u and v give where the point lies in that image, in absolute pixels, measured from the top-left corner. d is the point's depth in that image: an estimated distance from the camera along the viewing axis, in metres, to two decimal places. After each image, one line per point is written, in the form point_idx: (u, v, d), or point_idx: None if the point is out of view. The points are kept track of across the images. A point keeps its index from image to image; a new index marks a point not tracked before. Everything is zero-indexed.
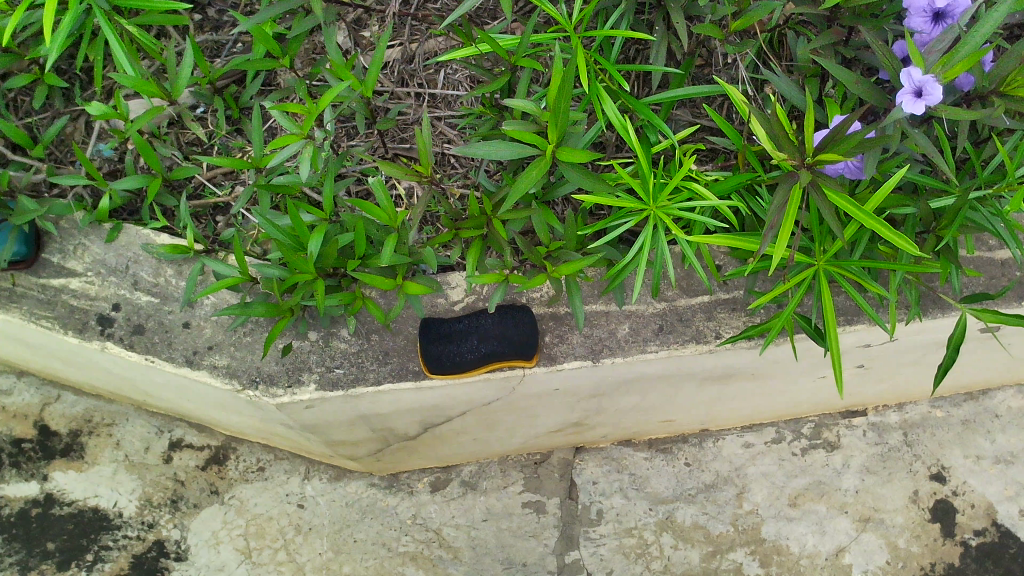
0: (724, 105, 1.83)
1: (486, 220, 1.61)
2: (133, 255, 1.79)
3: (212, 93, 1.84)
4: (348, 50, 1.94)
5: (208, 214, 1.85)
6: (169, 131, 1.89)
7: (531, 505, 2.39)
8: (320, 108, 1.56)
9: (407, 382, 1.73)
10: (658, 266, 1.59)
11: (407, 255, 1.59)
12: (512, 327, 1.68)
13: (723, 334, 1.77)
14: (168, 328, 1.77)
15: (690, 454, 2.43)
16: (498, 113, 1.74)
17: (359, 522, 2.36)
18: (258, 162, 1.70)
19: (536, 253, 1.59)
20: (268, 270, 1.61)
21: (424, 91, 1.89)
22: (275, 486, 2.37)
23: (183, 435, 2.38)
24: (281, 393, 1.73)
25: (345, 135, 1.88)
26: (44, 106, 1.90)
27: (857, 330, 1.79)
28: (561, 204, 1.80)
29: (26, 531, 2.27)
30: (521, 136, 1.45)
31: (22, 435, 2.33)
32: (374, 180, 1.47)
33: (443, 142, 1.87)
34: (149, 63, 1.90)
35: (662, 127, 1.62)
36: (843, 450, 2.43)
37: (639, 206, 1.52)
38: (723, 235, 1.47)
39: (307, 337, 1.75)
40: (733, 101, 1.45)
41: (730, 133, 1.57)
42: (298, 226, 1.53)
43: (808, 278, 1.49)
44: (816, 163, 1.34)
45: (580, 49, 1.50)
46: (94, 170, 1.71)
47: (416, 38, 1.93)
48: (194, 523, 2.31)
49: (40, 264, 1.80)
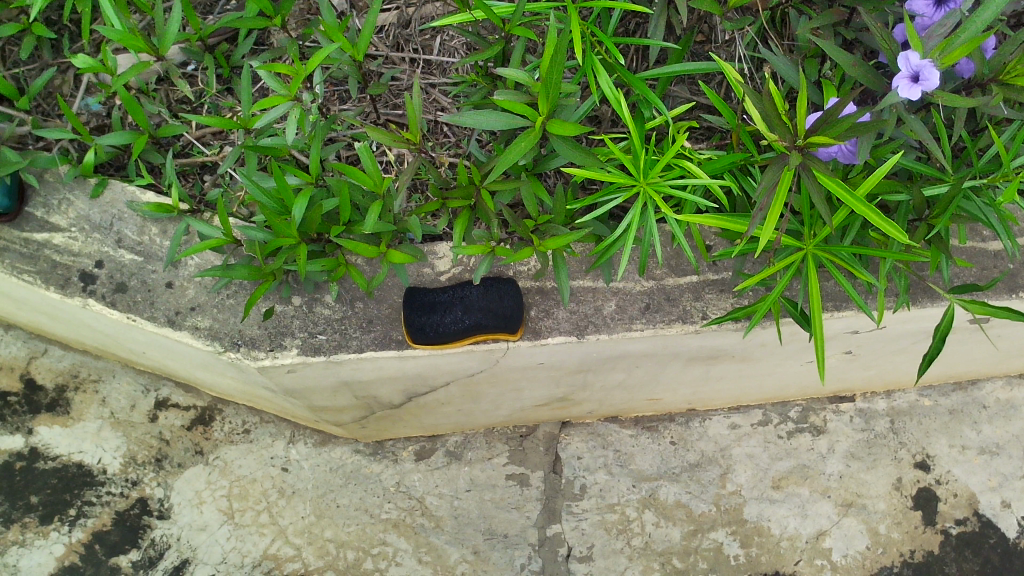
0: (722, 84, 1.81)
1: (474, 190, 1.59)
2: (118, 212, 1.78)
3: (203, 51, 1.84)
4: (343, 12, 1.93)
5: (195, 172, 1.83)
6: (158, 88, 1.86)
7: (515, 478, 2.39)
8: (308, 70, 1.50)
9: (391, 351, 1.71)
10: (647, 244, 1.57)
11: (392, 223, 1.54)
12: (498, 301, 1.66)
13: (710, 315, 1.75)
14: (150, 287, 1.74)
15: (676, 432, 2.44)
16: (491, 83, 1.69)
17: (343, 488, 2.36)
18: (246, 123, 1.67)
19: (523, 226, 1.58)
20: (252, 232, 1.58)
21: (418, 57, 1.88)
22: (259, 449, 2.38)
23: (169, 395, 2.39)
24: (263, 357, 1.70)
25: (337, 98, 1.86)
26: (31, 57, 1.88)
27: (845, 316, 1.78)
28: (554, 177, 1.78)
29: (9, 484, 2.27)
30: (510, 107, 1.45)
31: (8, 388, 2.34)
32: (360, 147, 1.44)
33: (436, 110, 1.86)
34: (140, 17, 1.86)
35: (656, 103, 1.60)
36: (829, 434, 2.44)
37: (629, 181, 1.51)
38: (712, 215, 1.45)
39: (290, 302, 1.74)
40: (729, 80, 1.43)
41: (725, 112, 1.55)
42: (283, 189, 1.50)
43: (797, 261, 1.47)
44: (808, 145, 1.30)
45: (575, 20, 1.47)
46: (79, 126, 1.69)
47: (413, 3, 1.93)
48: (177, 482, 2.32)
49: (23, 218, 1.77)
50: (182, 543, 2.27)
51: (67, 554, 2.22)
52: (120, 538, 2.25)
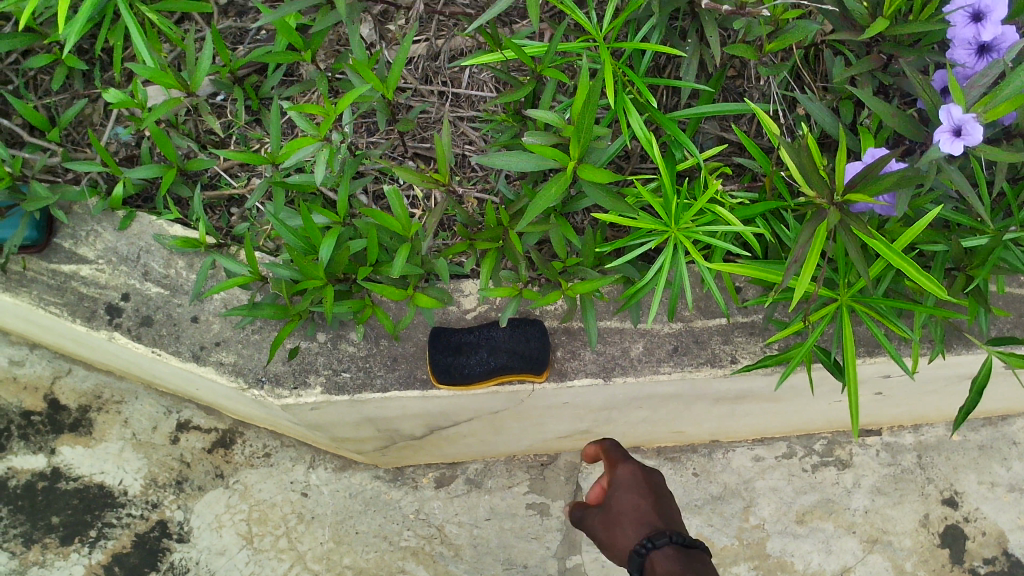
0: (753, 121, 1.79)
1: (503, 232, 1.59)
2: (145, 245, 1.76)
3: (232, 83, 1.83)
4: (372, 43, 1.91)
5: (222, 205, 1.83)
6: (187, 119, 1.85)
7: (535, 507, 2.36)
8: (338, 110, 1.49)
9: (415, 391, 1.70)
10: (676, 288, 1.56)
11: (419, 265, 1.54)
12: (523, 342, 1.65)
13: (739, 360, 1.72)
14: (176, 321, 1.74)
15: (698, 463, 2.38)
16: (520, 122, 1.68)
17: (362, 513, 2.34)
18: (274, 158, 1.67)
19: (551, 269, 1.57)
20: (280, 270, 1.57)
21: (447, 90, 1.86)
22: (279, 473, 2.36)
23: (190, 417, 2.36)
24: (286, 395, 1.70)
25: (365, 130, 1.85)
26: (62, 87, 1.88)
27: (877, 362, 1.75)
28: (581, 214, 1.75)
29: (31, 503, 2.29)
30: (541, 150, 1.44)
31: (32, 407, 2.33)
32: (389, 191, 1.43)
33: (464, 144, 1.85)
34: (170, 48, 1.86)
35: (687, 145, 1.58)
36: (855, 468, 2.38)
37: (660, 227, 1.50)
38: (744, 264, 1.44)
39: (315, 339, 1.72)
40: (762, 124, 1.44)
41: (758, 156, 1.52)
42: (311, 229, 1.49)
43: (831, 313, 1.44)
44: (847, 200, 1.27)
45: (608, 63, 1.45)
46: (109, 159, 1.68)
47: (443, 33, 1.90)
48: (197, 505, 2.31)
49: (51, 249, 1.77)
50: (201, 567, 2.27)
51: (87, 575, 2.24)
52: (139, 560, 2.26)
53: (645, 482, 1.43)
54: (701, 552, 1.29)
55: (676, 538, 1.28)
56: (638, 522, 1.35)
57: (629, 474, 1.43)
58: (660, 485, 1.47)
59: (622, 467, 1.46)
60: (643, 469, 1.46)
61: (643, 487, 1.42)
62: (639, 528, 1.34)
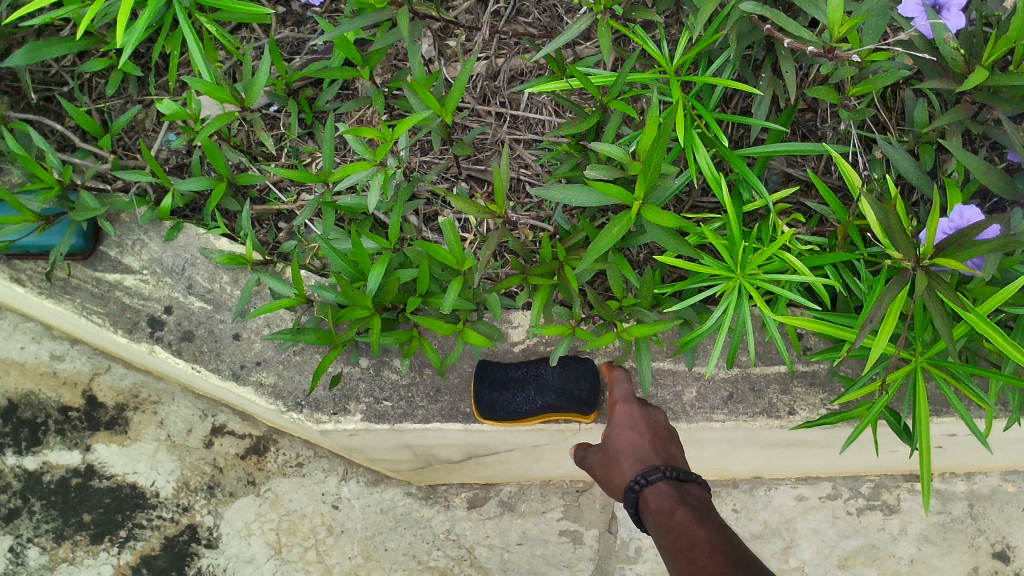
0: (823, 159, 1.71)
1: (557, 266, 1.53)
2: (190, 257, 1.73)
3: (287, 95, 1.78)
4: (432, 59, 1.84)
5: (270, 219, 1.79)
6: (240, 130, 1.82)
7: (569, 534, 2.23)
8: (396, 135, 1.45)
9: (457, 425, 1.65)
10: (738, 334, 1.48)
11: (471, 299, 1.49)
12: (573, 381, 1.58)
13: (798, 412, 1.64)
14: (217, 337, 1.71)
15: (739, 499, 2.25)
16: (582, 152, 1.62)
17: (392, 530, 2.23)
18: (325, 177, 1.59)
19: (606, 309, 1.50)
20: (326, 294, 1.52)
21: (506, 112, 1.80)
22: (311, 484, 2.24)
23: (226, 421, 2.25)
24: (325, 420, 1.66)
25: (419, 149, 1.80)
26: (117, 91, 1.85)
27: (944, 422, 1.67)
28: (639, 248, 1.68)
29: (64, 499, 2.21)
30: (603, 188, 1.35)
31: (69, 402, 2.23)
32: (444, 221, 1.36)
33: (520, 167, 1.79)
34: (226, 57, 1.82)
35: (756, 185, 1.50)
36: (902, 514, 2.23)
37: (725, 273, 1.42)
38: (812, 319, 1.37)
39: (357, 364, 1.67)
40: (841, 172, 1.38)
41: (832, 203, 1.44)
42: (361, 255, 1.43)
43: (904, 375, 1.36)
44: (933, 264, 1.19)
45: (679, 99, 1.38)
46: (160, 170, 1.65)
47: (503, 52, 1.83)
48: (227, 511, 2.22)
49: (97, 257, 1.74)
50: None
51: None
52: (167, 564, 2.19)
53: (645, 415, 1.46)
54: (698, 488, 1.32)
55: (669, 473, 1.31)
56: (636, 461, 1.38)
57: (629, 412, 1.45)
58: (663, 420, 1.49)
59: (624, 406, 1.48)
60: (643, 404, 1.49)
61: (642, 423, 1.44)
62: (636, 466, 1.37)
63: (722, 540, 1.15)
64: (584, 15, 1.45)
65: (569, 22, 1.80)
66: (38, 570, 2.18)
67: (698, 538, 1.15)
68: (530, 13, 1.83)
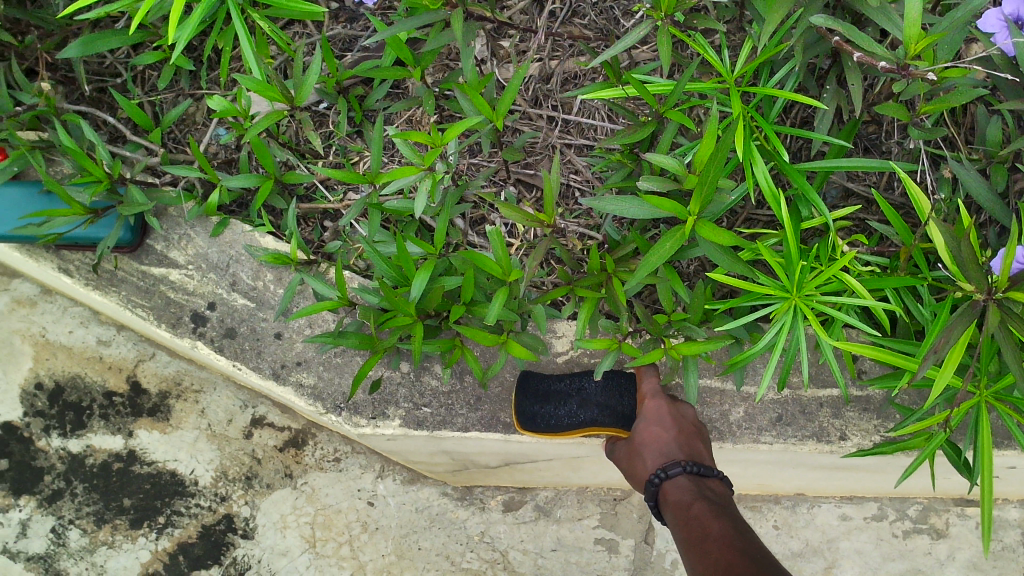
0: (886, 176, 1.64)
1: (605, 278, 1.49)
2: (236, 254, 1.73)
3: (338, 94, 1.75)
4: (484, 59, 1.80)
5: (316, 218, 1.78)
6: (289, 127, 1.81)
7: (604, 543, 2.20)
8: (446, 139, 1.42)
9: (496, 434, 1.63)
10: (791, 356, 1.42)
11: (516, 310, 1.46)
12: (616, 398, 1.62)
13: (848, 437, 1.59)
14: (259, 336, 1.70)
15: (780, 516, 2.13)
16: (636, 162, 1.58)
17: (427, 530, 2.21)
18: (372, 178, 1.57)
19: (655, 324, 1.46)
20: (368, 297, 1.51)
21: (557, 116, 1.75)
22: (347, 479, 2.22)
23: (265, 412, 2.23)
24: (364, 424, 1.64)
25: (468, 152, 1.77)
26: (169, 84, 1.85)
27: (1005, 454, 1.61)
28: (689, 262, 1.63)
29: (106, 483, 2.20)
30: (656, 202, 1.30)
31: (114, 388, 2.22)
32: (491, 230, 1.33)
33: (570, 172, 1.75)
34: (277, 52, 1.81)
35: (816, 202, 1.44)
36: (949, 539, 2.12)
37: (780, 293, 1.37)
38: (871, 346, 1.30)
39: (398, 369, 1.65)
40: (911, 195, 1.30)
41: (897, 224, 1.38)
42: (405, 261, 1.41)
43: (969, 409, 1.29)
44: (1008, 298, 1.13)
45: (740, 112, 1.32)
46: (207, 165, 1.63)
47: (557, 54, 1.78)
48: (265, 503, 2.20)
49: (143, 251, 1.75)
50: (263, 566, 2.17)
51: (152, 562, 2.17)
52: (203, 552, 2.18)
53: (671, 410, 1.53)
54: (717, 482, 1.40)
55: (689, 469, 1.39)
56: (660, 455, 1.46)
57: (657, 407, 1.52)
58: (691, 414, 1.55)
59: (652, 400, 1.55)
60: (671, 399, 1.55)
61: (668, 418, 1.51)
62: (659, 460, 1.45)
63: (736, 533, 1.23)
64: (643, 22, 1.40)
65: (626, 25, 1.75)
66: (78, 552, 2.17)
67: (712, 532, 1.23)
68: (586, 15, 1.78)
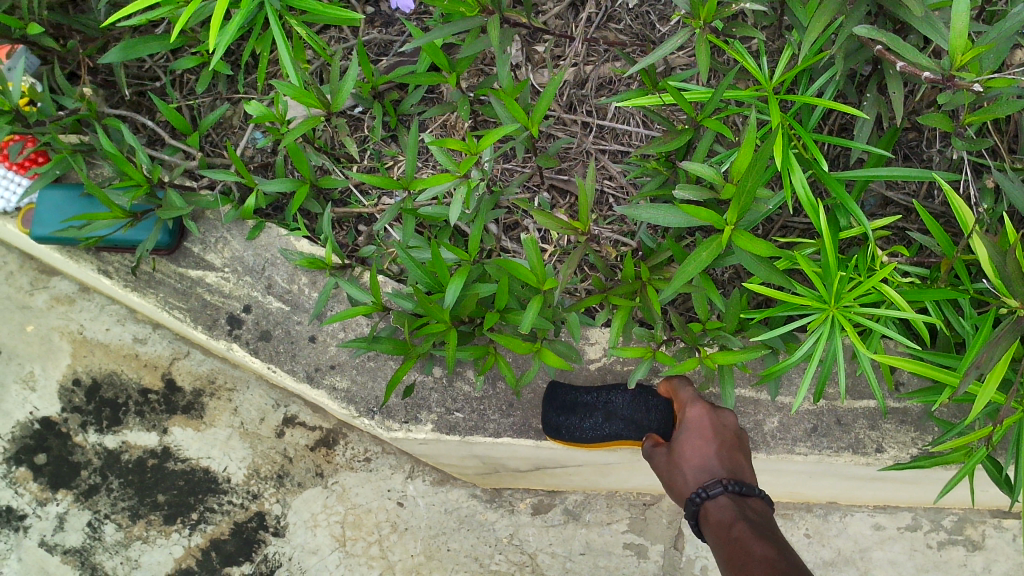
0: (926, 184, 1.62)
1: (640, 287, 1.48)
2: (271, 257, 1.74)
3: (373, 99, 1.77)
4: (519, 64, 1.80)
5: (351, 222, 1.79)
6: (325, 132, 1.82)
7: (633, 547, 2.18)
8: (482, 147, 1.42)
9: (528, 441, 1.64)
10: (829, 368, 1.40)
11: (551, 317, 1.45)
12: (646, 412, 1.55)
13: (885, 449, 1.57)
14: (294, 338, 1.72)
15: (812, 524, 2.11)
16: (671, 169, 1.58)
17: (456, 531, 2.21)
18: (407, 184, 1.58)
19: (690, 333, 1.45)
20: (403, 303, 1.50)
21: (592, 122, 1.75)
22: (377, 479, 2.23)
23: (297, 412, 2.25)
24: (397, 428, 1.66)
25: (502, 157, 1.77)
26: (206, 88, 1.87)
27: None
28: (724, 270, 1.62)
29: (140, 479, 2.22)
30: (693, 211, 1.29)
31: (149, 385, 2.25)
32: (525, 237, 1.33)
33: (604, 178, 1.75)
34: (314, 57, 1.82)
35: (855, 212, 1.42)
36: (985, 552, 2.08)
37: (818, 305, 1.35)
38: (912, 360, 1.29)
39: (431, 373, 1.66)
40: (954, 207, 1.28)
41: (938, 235, 1.36)
42: (439, 267, 1.41)
43: (1011, 425, 1.27)
44: None
45: (779, 121, 1.31)
46: (244, 169, 1.64)
47: (592, 59, 1.78)
48: (296, 501, 2.21)
49: (180, 253, 1.77)
50: (293, 564, 2.19)
51: (185, 557, 2.19)
52: (236, 549, 2.20)
53: (712, 421, 1.47)
54: (759, 501, 1.35)
55: (731, 487, 1.34)
56: (699, 469, 1.40)
57: (697, 417, 1.46)
58: (732, 424, 1.49)
59: (691, 408, 1.49)
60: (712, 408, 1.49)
61: (709, 430, 1.45)
62: (699, 475, 1.40)
63: (780, 555, 1.17)
64: (681, 30, 1.39)
65: (662, 29, 1.74)
66: (113, 546, 2.20)
67: (755, 556, 1.18)
68: (622, 20, 1.77)
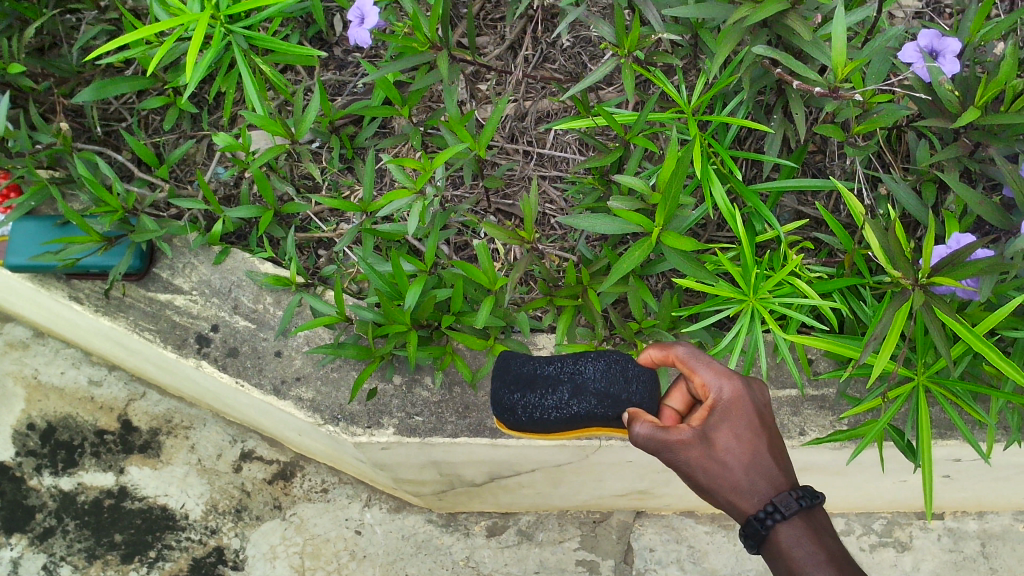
0: (832, 197, 1.82)
1: (581, 290, 1.65)
2: (237, 280, 1.86)
3: (331, 132, 1.90)
4: (464, 100, 1.97)
5: (312, 247, 1.91)
6: (285, 164, 1.95)
7: (586, 564, 2.21)
8: (435, 165, 1.58)
9: (483, 439, 1.74)
10: (751, 355, 1.57)
11: (502, 317, 1.61)
12: (618, 384, 1.43)
13: (808, 433, 1.73)
14: (259, 354, 1.82)
15: None
16: (605, 185, 1.76)
17: (413, 556, 2.21)
18: (365, 206, 1.73)
19: (627, 329, 1.61)
20: (363, 313, 1.64)
21: (533, 150, 1.92)
22: (335, 509, 2.25)
23: (255, 446, 2.31)
24: (360, 433, 1.76)
25: (451, 184, 1.92)
26: (172, 127, 1.99)
27: (949, 445, 1.75)
28: (657, 278, 1.79)
29: (97, 520, 2.23)
30: (626, 214, 1.47)
31: (105, 426, 2.31)
32: (478, 245, 1.49)
33: (546, 202, 1.90)
34: (273, 94, 1.97)
35: (769, 217, 1.61)
36: (913, 551, 2.17)
37: (738, 296, 1.52)
38: (821, 339, 1.46)
39: (391, 381, 1.78)
40: (848, 204, 1.48)
41: (839, 233, 1.55)
42: (399, 275, 1.55)
43: (908, 392, 1.45)
44: (931, 284, 1.30)
45: (696, 136, 1.50)
46: (212, 197, 1.78)
47: (530, 96, 1.96)
48: (254, 534, 2.22)
49: (150, 278, 1.87)
50: None
51: None
52: None
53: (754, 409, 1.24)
54: (820, 508, 1.18)
55: (802, 503, 1.15)
56: (755, 473, 1.19)
57: (742, 407, 1.22)
58: (764, 405, 1.27)
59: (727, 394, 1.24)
60: (745, 387, 1.26)
61: (753, 420, 1.23)
62: (756, 481, 1.19)
63: None
64: (609, 59, 1.59)
65: (593, 68, 1.94)
66: None
67: None
68: (557, 59, 1.96)
